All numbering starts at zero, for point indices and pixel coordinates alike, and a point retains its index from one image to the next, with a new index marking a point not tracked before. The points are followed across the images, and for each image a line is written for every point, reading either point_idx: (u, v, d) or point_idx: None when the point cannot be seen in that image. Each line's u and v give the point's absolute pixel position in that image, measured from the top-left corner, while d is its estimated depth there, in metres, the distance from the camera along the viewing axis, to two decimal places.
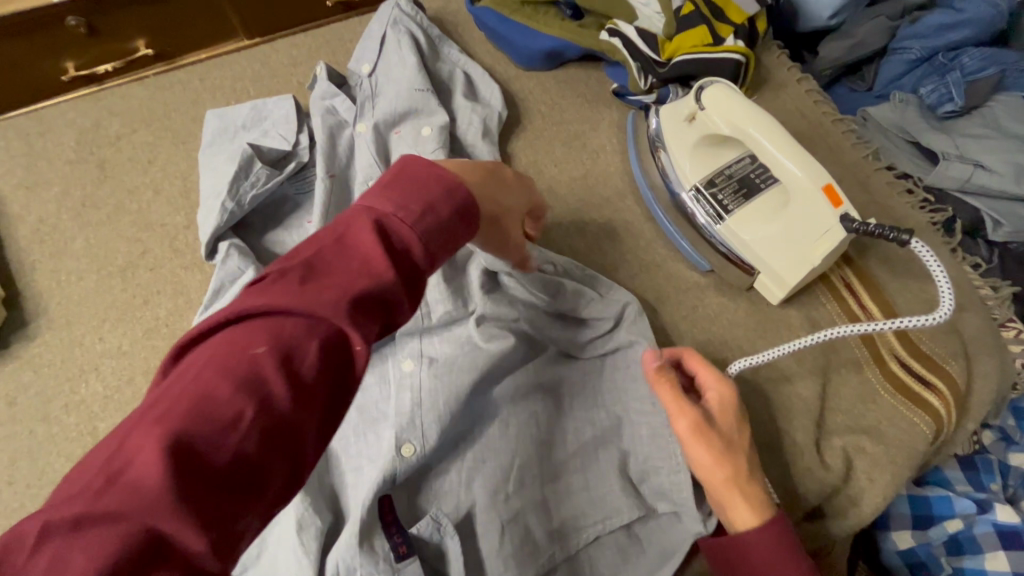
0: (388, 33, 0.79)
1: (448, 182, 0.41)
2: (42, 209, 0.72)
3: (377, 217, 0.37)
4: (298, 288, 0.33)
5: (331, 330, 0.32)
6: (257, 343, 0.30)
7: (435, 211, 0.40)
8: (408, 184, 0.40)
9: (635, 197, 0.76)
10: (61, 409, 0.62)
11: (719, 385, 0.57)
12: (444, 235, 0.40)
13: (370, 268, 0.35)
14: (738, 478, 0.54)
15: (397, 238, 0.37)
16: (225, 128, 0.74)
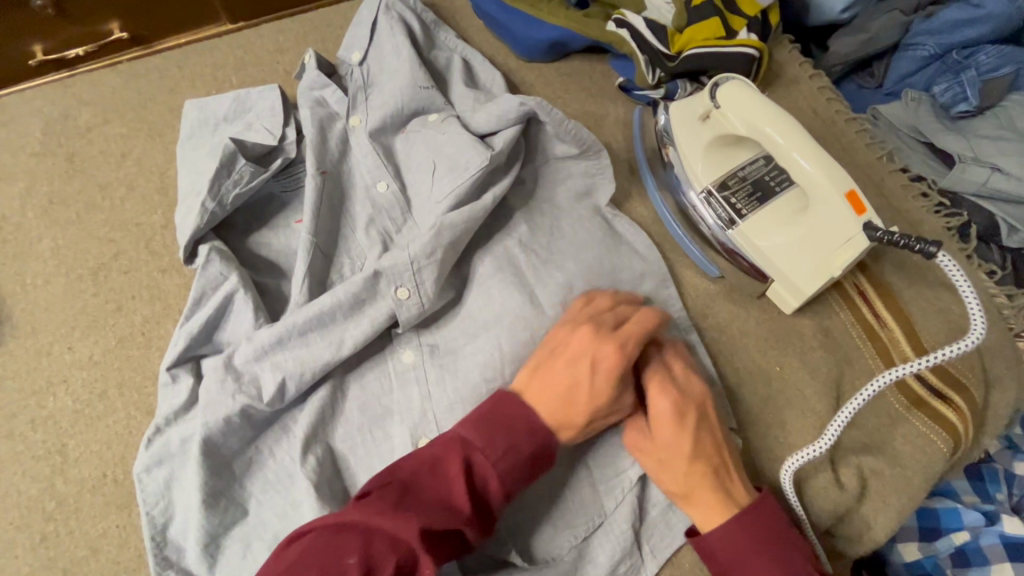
0: (379, 18, 0.74)
1: (532, 424, 0.51)
2: (6, 206, 0.67)
3: (465, 457, 0.49)
4: (396, 517, 0.44)
5: (403, 555, 0.43)
6: (347, 555, 0.42)
7: (513, 458, 0.50)
8: (496, 425, 0.51)
9: (642, 198, 0.72)
10: (27, 425, 0.57)
11: (661, 393, 0.55)
12: (518, 480, 0.50)
13: (451, 504, 0.47)
14: (688, 485, 0.53)
15: (476, 470, 0.49)
16: (205, 120, 0.69)
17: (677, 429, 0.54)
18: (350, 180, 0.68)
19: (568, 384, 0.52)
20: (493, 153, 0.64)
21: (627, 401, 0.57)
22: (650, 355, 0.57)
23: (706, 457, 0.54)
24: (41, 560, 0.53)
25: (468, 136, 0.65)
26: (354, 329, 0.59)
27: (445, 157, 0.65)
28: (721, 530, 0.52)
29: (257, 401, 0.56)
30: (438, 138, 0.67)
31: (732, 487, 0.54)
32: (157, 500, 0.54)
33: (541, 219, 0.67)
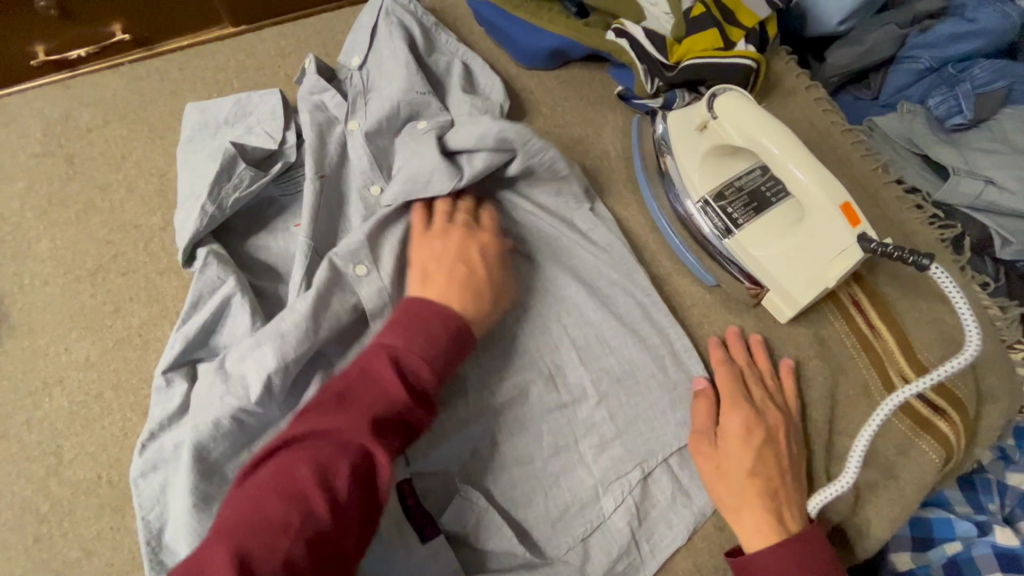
0: (379, 23, 0.74)
1: (447, 320, 0.54)
2: (5, 205, 0.67)
3: (388, 356, 0.52)
4: (334, 423, 0.48)
5: (354, 454, 0.47)
6: (301, 468, 0.46)
7: (436, 345, 0.53)
8: (419, 323, 0.54)
9: (639, 206, 0.73)
10: (22, 425, 0.57)
11: (733, 407, 0.59)
12: (445, 362, 0.53)
13: (387, 395, 0.50)
14: (745, 503, 0.55)
15: (408, 370, 0.52)
16: (205, 123, 0.70)
17: (743, 445, 0.57)
18: (346, 181, 0.69)
19: (457, 272, 0.59)
20: (469, 172, 0.64)
21: (702, 404, 0.61)
22: (728, 371, 0.62)
23: (768, 478, 0.56)
24: (34, 562, 0.52)
25: (436, 150, 0.65)
26: (329, 324, 0.58)
27: (412, 168, 0.65)
28: (770, 556, 0.53)
29: (245, 401, 0.55)
30: (423, 143, 0.66)
31: (784, 515, 0.55)
32: (152, 505, 0.54)
33: (520, 215, 0.69)
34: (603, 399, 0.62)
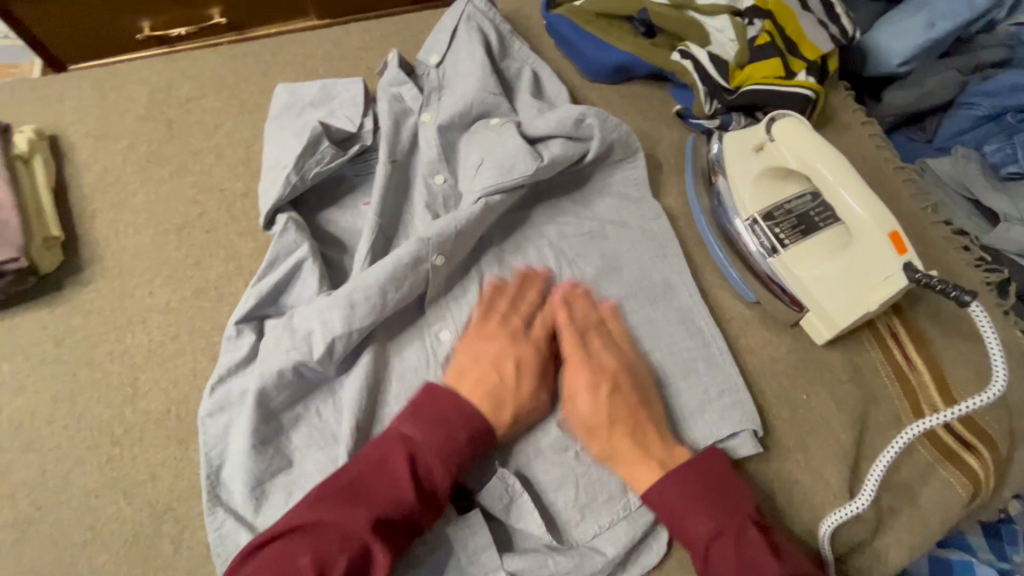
0: (459, 26, 0.80)
1: (468, 419, 0.56)
2: (109, 159, 0.74)
3: (405, 450, 0.54)
4: (339, 515, 0.51)
5: (354, 553, 0.49)
6: (301, 557, 0.49)
7: (454, 446, 0.55)
8: (448, 420, 0.56)
9: (687, 220, 0.76)
10: (105, 356, 0.63)
11: (578, 367, 0.62)
12: (460, 463, 0.55)
13: (396, 496, 0.52)
14: (633, 428, 0.59)
15: (423, 472, 0.54)
16: (293, 103, 0.76)
17: (613, 368, 0.63)
18: (415, 169, 0.74)
19: (488, 379, 0.60)
20: (541, 167, 0.67)
21: (564, 375, 0.63)
22: (570, 332, 0.64)
23: (624, 420, 0.60)
24: (107, 478, 0.58)
25: (522, 141, 0.69)
26: (394, 294, 0.63)
27: (494, 156, 0.69)
28: (662, 481, 0.56)
29: (307, 357, 0.60)
30: (493, 139, 0.71)
31: (649, 444, 0.59)
32: (215, 442, 0.59)
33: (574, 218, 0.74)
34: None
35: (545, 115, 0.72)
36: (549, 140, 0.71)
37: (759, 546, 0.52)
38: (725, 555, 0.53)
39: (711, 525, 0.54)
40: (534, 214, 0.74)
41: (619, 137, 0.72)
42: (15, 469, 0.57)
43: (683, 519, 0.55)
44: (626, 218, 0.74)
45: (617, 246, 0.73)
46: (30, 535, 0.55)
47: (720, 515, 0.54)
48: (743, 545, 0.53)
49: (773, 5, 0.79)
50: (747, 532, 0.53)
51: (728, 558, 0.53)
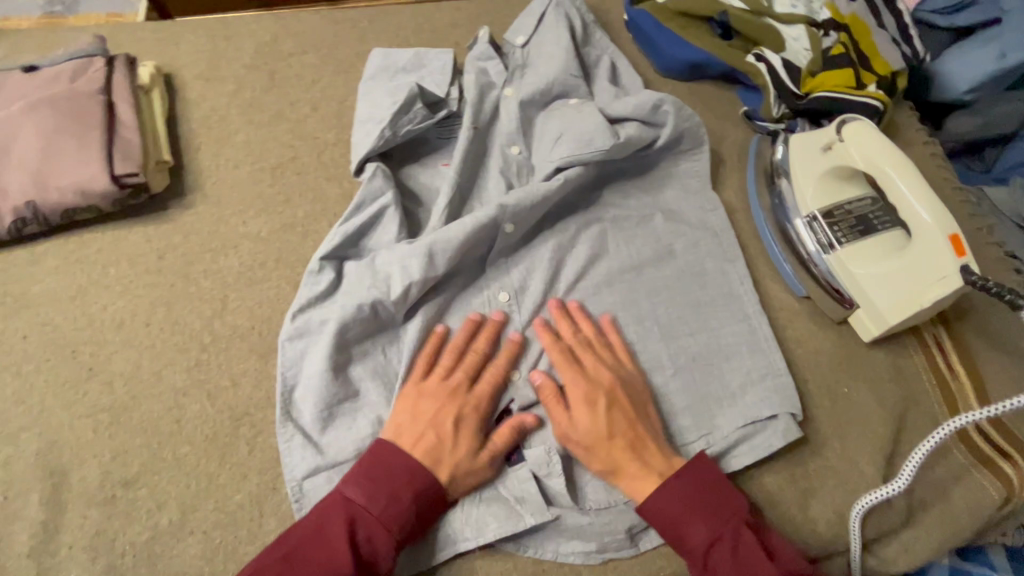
0: (548, 12, 0.85)
1: (411, 476, 0.57)
2: (216, 100, 0.80)
3: (347, 514, 0.55)
4: None
5: None
6: None
7: (395, 507, 0.56)
8: (393, 482, 0.57)
9: (745, 214, 0.79)
10: (201, 273, 0.69)
11: (567, 384, 0.63)
12: (403, 523, 0.56)
13: (334, 560, 0.52)
14: (632, 463, 0.59)
15: (363, 537, 0.55)
16: (387, 66, 0.81)
17: (591, 413, 0.61)
18: (493, 138, 0.79)
19: (426, 438, 0.60)
20: (618, 144, 0.72)
21: (549, 405, 0.63)
22: (556, 352, 0.65)
23: (624, 435, 0.60)
24: (194, 380, 0.63)
25: (602, 120, 0.74)
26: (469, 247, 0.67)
27: (573, 131, 0.74)
28: (660, 493, 0.58)
29: (385, 296, 0.65)
30: (573, 116, 0.76)
31: (648, 458, 0.60)
32: (292, 364, 0.64)
33: (637, 200, 0.77)
34: (680, 372, 0.67)
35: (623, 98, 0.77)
36: (625, 122, 0.75)
37: (748, 546, 0.56)
38: (724, 559, 0.56)
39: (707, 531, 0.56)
40: (599, 193, 0.78)
41: (690, 125, 0.76)
42: (114, 361, 0.63)
43: (681, 527, 0.57)
44: (687, 205, 0.77)
45: (677, 228, 0.76)
46: (124, 421, 0.60)
47: (713, 520, 0.57)
48: (737, 545, 0.56)
49: (849, 18, 0.83)
50: (741, 532, 0.56)
51: (727, 562, 0.55)
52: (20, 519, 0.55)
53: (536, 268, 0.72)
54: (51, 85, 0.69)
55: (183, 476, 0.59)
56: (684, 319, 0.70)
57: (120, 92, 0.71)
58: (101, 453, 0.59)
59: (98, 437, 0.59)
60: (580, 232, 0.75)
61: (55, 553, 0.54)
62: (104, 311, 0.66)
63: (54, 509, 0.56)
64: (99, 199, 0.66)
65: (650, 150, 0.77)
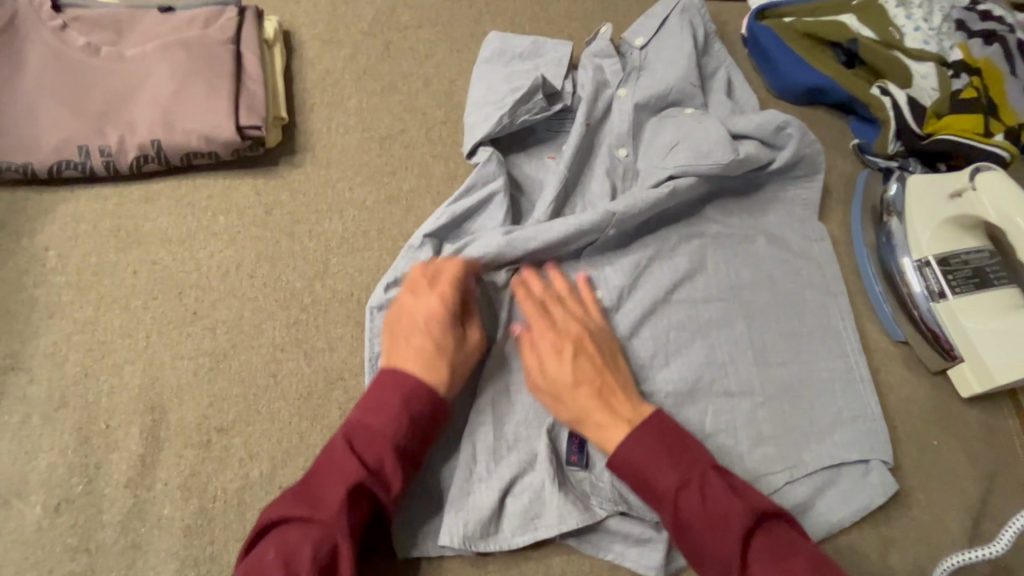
0: (672, 16, 0.83)
1: (405, 383, 0.55)
2: (331, 62, 0.80)
3: (346, 432, 0.53)
4: (291, 508, 0.49)
5: (309, 538, 0.48)
6: (266, 556, 0.47)
7: (393, 414, 0.53)
8: (384, 396, 0.54)
9: (847, 249, 0.78)
10: (305, 233, 0.69)
11: (541, 333, 0.62)
12: (407, 427, 0.53)
13: (344, 472, 0.50)
14: (601, 412, 0.58)
15: (363, 448, 0.52)
16: (504, 51, 0.81)
17: (557, 360, 0.60)
18: (603, 137, 0.78)
19: (420, 348, 0.57)
20: (737, 160, 0.71)
21: (524, 350, 0.62)
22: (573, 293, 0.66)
23: (590, 381, 0.59)
24: (293, 338, 0.64)
25: (723, 134, 0.73)
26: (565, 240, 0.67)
27: (691, 141, 0.73)
28: (628, 440, 0.55)
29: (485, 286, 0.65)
30: (692, 127, 0.75)
31: (615, 405, 0.58)
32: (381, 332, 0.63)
33: (741, 219, 0.76)
34: (769, 401, 0.66)
35: (743, 116, 0.76)
36: (743, 140, 0.74)
37: (718, 491, 0.53)
38: (693, 503, 0.52)
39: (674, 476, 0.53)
40: (701, 206, 0.76)
41: (811, 152, 0.76)
42: (217, 308, 0.64)
43: (649, 473, 0.54)
44: (790, 232, 0.76)
45: (777, 253, 0.75)
46: (223, 367, 0.61)
47: (680, 466, 0.54)
48: (707, 492, 0.53)
49: (981, 63, 0.79)
50: (707, 476, 0.54)
51: (695, 509, 0.52)
52: (120, 450, 0.57)
53: (633, 273, 0.71)
54: (185, 28, 0.71)
55: (275, 430, 0.59)
56: (776, 345, 0.70)
57: (248, 42, 0.71)
58: (199, 397, 0.60)
59: (198, 379, 0.60)
60: (678, 242, 0.73)
61: (150, 486, 0.56)
62: (211, 257, 0.67)
63: (152, 444, 0.57)
64: (221, 148, 0.67)
65: (760, 171, 0.76)
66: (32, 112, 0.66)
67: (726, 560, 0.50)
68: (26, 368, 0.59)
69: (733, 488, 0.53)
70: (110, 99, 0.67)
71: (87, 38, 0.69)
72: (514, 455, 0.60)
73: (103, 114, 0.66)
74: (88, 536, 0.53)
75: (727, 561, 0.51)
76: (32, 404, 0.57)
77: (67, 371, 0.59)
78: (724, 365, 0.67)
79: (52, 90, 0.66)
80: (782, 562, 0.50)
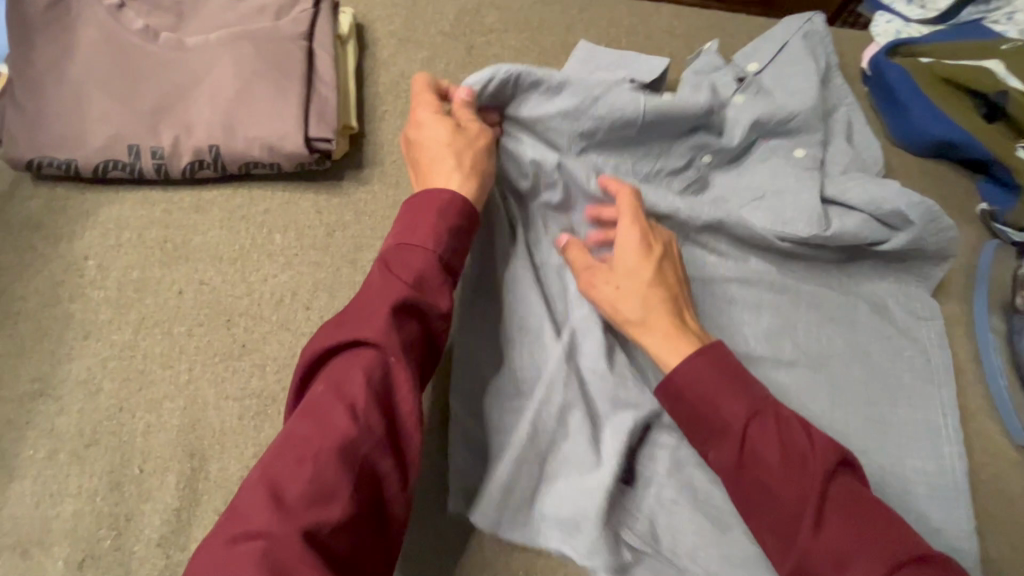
0: (792, 41, 0.74)
1: (441, 204, 0.49)
2: (407, 65, 0.72)
3: (384, 258, 0.46)
4: (329, 338, 0.41)
5: (361, 356, 0.40)
6: (312, 391, 0.39)
7: (435, 232, 0.47)
8: (424, 214, 0.48)
9: (968, 331, 0.69)
10: (369, 262, 0.62)
11: (626, 230, 0.55)
12: (448, 245, 0.47)
13: (390, 287, 0.43)
14: (676, 328, 0.51)
15: (405, 270, 0.45)
16: (589, 62, 0.71)
17: (638, 259, 0.54)
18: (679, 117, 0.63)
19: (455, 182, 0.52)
20: (821, 236, 0.63)
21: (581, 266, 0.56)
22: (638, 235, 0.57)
23: (666, 287, 0.53)
24: None
25: (818, 203, 0.64)
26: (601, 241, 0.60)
27: (780, 202, 0.65)
28: (691, 362, 0.48)
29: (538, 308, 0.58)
30: (788, 183, 0.66)
31: (688, 321, 0.53)
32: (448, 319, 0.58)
33: (853, 287, 0.67)
34: None
35: (858, 180, 0.66)
36: (847, 208, 0.65)
37: (792, 428, 0.45)
38: (765, 435, 0.45)
39: (746, 403, 0.46)
40: (802, 268, 0.67)
41: (933, 243, 0.64)
42: (268, 341, 0.57)
43: (715, 400, 0.47)
44: (897, 303, 0.67)
45: (893, 329, 0.66)
46: (271, 413, 0.54)
47: (749, 395, 0.47)
48: (779, 427, 0.45)
49: None
50: (780, 411, 0.46)
51: (767, 439, 0.45)
52: (154, 501, 0.50)
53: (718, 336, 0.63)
54: (255, 18, 0.63)
55: None
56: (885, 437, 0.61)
57: (322, 39, 0.63)
58: (243, 445, 0.53)
59: (243, 426, 0.54)
60: (763, 297, 0.65)
61: (184, 547, 0.49)
62: (264, 282, 0.59)
63: (189, 497, 0.51)
64: (285, 159, 0.60)
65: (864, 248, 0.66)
66: (82, 103, 0.59)
67: (798, 503, 0.43)
68: (57, 396, 0.53)
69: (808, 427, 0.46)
70: (168, 94, 0.60)
71: (146, 22, 0.62)
72: (564, 532, 0.50)
73: (158, 111, 0.59)
74: None
75: (801, 504, 0.43)
76: (61, 439, 0.51)
77: (101, 403, 0.53)
78: None
79: (105, 79, 0.59)
80: (865, 510, 0.42)
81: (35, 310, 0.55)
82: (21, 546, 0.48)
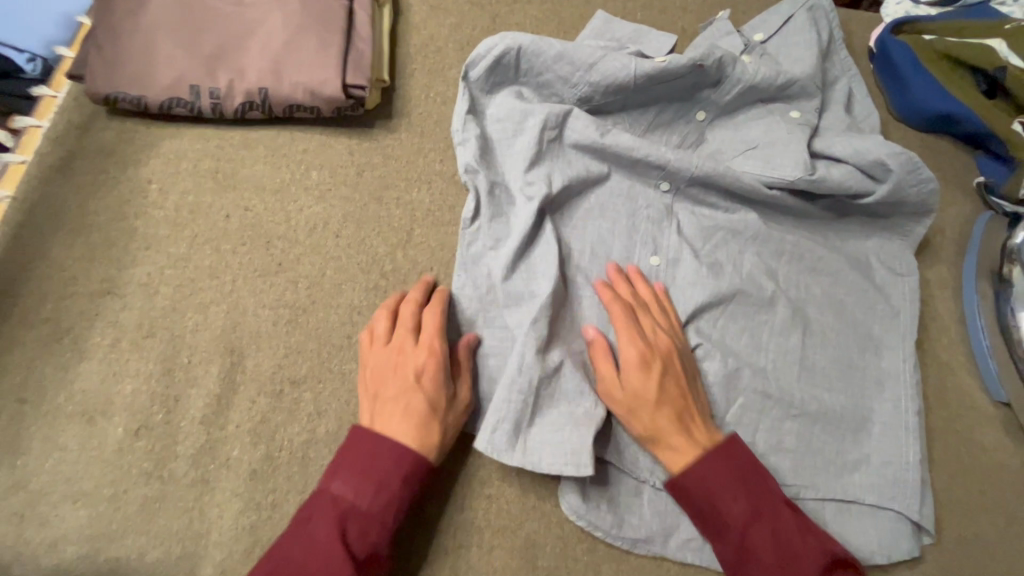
0: (798, 15, 0.78)
1: (398, 459, 0.51)
2: (436, 28, 0.79)
3: (333, 510, 0.49)
4: None
5: None
6: None
7: (388, 492, 0.50)
8: (375, 463, 0.51)
9: (954, 294, 0.72)
10: (392, 199, 0.69)
11: (628, 342, 0.58)
12: (398, 508, 0.51)
13: (335, 558, 0.47)
14: (681, 440, 0.55)
15: (355, 536, 0.49)
16: (603, 31, 0.77)
17: (643, 373, 0.57)
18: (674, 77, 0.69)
19: (398, 409, 0.54)
20: (807, 179, 0.67)
21: (597, 358, 0.59)
22: (619, 308, 0.61)
23: (672, 404, 0.56)
24: (370, 302, 0.64)
25: (804, 151, 0.68)
26: (575, 183, 0.68)
27: (770, 151, 0.70)
28: (698, 467, 0.54)
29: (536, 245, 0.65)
30: (780, 135, 0.70)
31: (693, 430, 0.56)
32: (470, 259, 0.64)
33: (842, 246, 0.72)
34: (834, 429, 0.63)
35: (845, 136, 0.70)
36: (834, 160, 0.69)
37: (789, 529, 0.52)
38: (766, 536, 0.52)
39: (748, 506, 0.52)
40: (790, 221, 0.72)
41: (916, 193, 0.67)
42: (301, 262, 0.65)
43: (720, 502, 0.53)
44: (877, 260, 0.71)
45: (878, 287, 0.70)
46: (301, 322, 0.62)
47: (754, 497, 0.53)
48: (778, 529, 0.52)
49: None
50: (780, 513, 0.53)
51: (767, 544, 0.51)
52: (199, 386, 0.58)
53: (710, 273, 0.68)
54: None
55: (344, 392, 0.59)
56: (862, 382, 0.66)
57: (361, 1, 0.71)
58: (276, 347, 0.61)
59: (276, 330, 0.61)
60: (733, 244, 0.69)
61: (222, 427, 0.57)
62: (300, 211, 0.67)
63: (227, 386, 0.59)
64: (324, 103, 0.67)
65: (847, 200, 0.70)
66: (150, 47, 0.67)
67: None
68: (121, 294, 0.61)
69: (804, 525, 0.53)
70: (225, 44, 0.68)
71: None
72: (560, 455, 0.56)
73: (216, 57, 0.68)
74: (163, 464, 0.55)
75: None
76: (123, 330, 0.60)
77: (157, 303, 0.61)
78: (805, 395, 0.64)
79: (172, 28, 0.68)
80: None
81: (106, 222, 0.64)
82: (89, 414, 0.56)
